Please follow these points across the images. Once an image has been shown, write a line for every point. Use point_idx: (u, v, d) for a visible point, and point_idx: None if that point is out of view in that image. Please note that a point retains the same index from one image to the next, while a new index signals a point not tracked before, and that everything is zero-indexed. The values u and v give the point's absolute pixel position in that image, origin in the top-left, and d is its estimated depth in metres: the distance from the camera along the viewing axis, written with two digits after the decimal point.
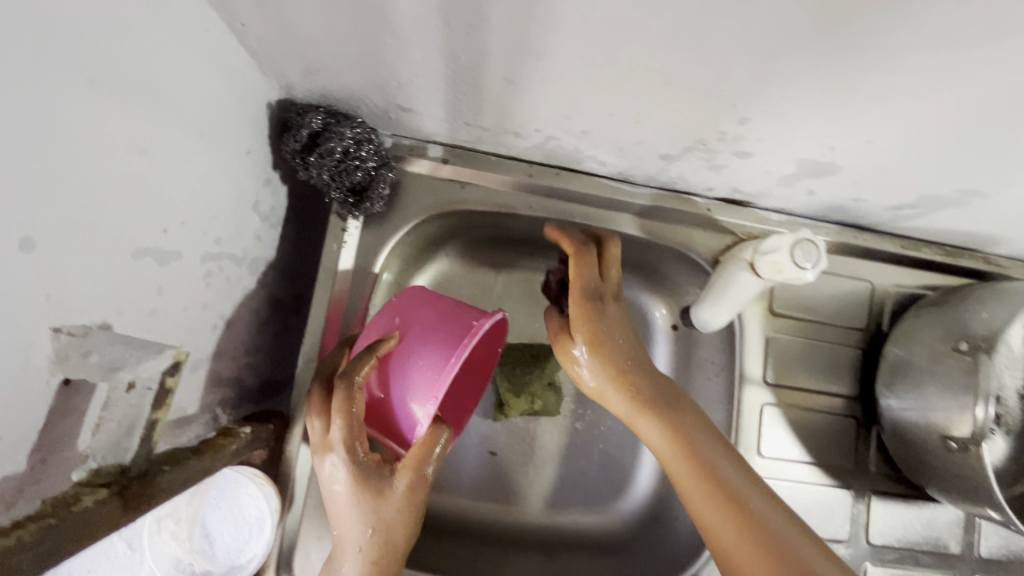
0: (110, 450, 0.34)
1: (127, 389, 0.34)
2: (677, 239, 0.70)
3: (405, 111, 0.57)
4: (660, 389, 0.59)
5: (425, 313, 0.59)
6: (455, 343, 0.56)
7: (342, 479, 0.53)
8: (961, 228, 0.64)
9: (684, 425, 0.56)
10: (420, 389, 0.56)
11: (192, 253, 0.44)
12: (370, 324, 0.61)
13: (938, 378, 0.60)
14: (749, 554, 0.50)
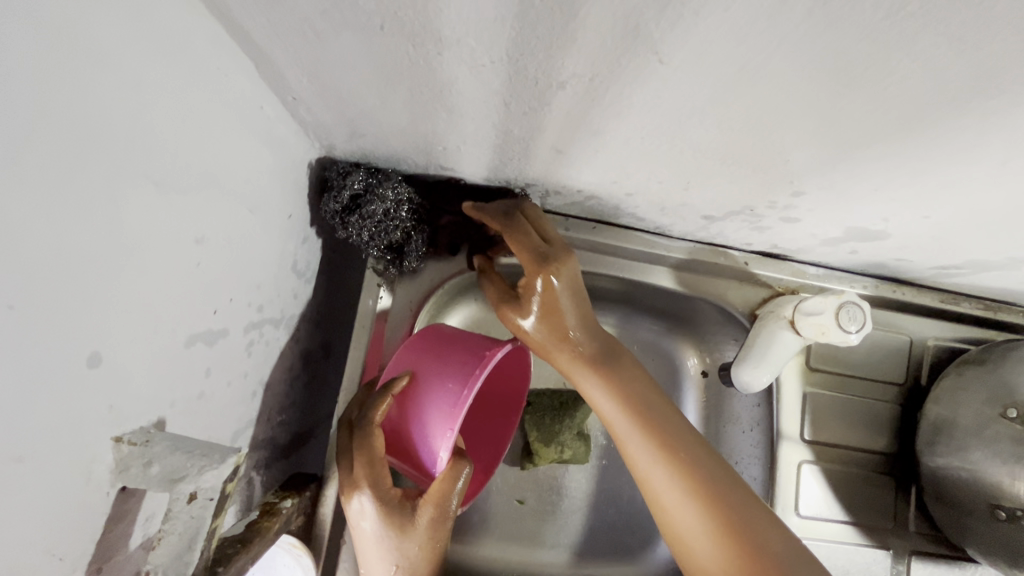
0: (171, 566, 0.29)
1: (188, 499, 0.30)
2: (713, 292, 0.69)
3: (446, 170, 0.56)
4: (637, 384, 0.57)
5: (436, 344, 0.56)
6: (464, 375, 0.53)
7: (367, 518, 0.51)
8: (1004, 286, 0.63)
9: (626, 384, 0.56)
10: (432, 425, 0.52)
11: (237, 328, 0.44)
12: (391, 360, 0.59)
13: (984, 444, 0.58)
14: (682, 509, 0.50)
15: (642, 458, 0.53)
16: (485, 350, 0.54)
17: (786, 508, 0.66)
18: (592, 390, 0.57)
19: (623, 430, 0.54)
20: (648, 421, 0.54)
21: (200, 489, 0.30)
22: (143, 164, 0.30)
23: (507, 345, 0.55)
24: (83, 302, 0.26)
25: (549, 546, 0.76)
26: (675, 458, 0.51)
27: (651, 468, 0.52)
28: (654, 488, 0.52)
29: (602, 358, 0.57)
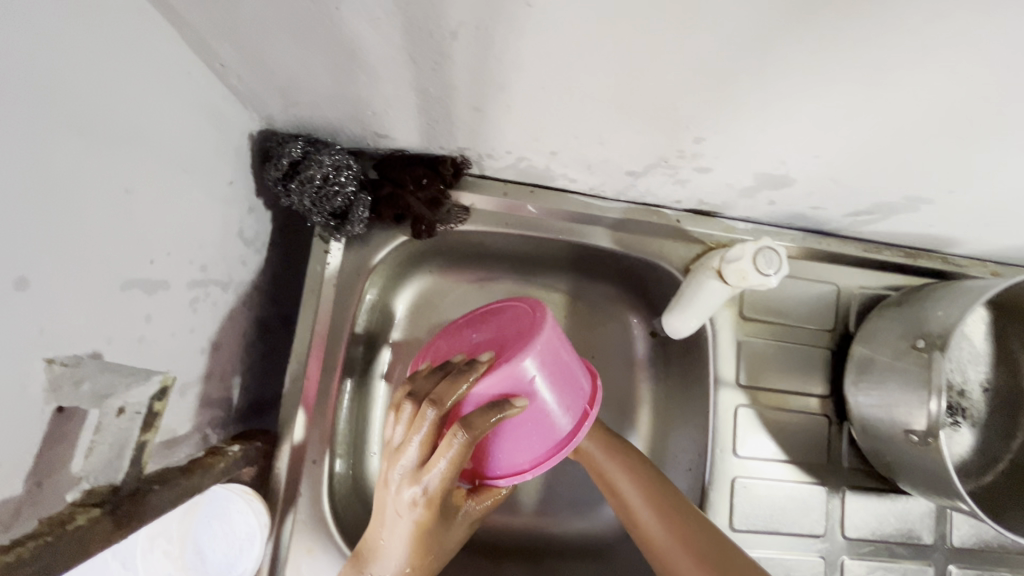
0: (102, 471, 0.36)
1: (117, 412, 0.37)
2: (651, 249, 0.73)
3: (382, 138, 0.59)
4: (643, 464, 0.64)
5: (558, 376, 0.49)
6: (566, 424, 0.50)
7: (416, 518, 0.46)
8: (915, 231, 0.68)
9: (619, 449, 0.65)
10: (517, 455, 0.50)
11: (178, 282, 0.47)
12: (504, 364, 0.47)
13: (898, 374, 0.63)
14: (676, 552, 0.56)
15: (657, 532, 0.58)
16: (585, 407, 0.52)
17: (724, 448, 0.70)
18: (608, 469, 0.64)
19: (639, 507, 0.60)
20: (660, 496, 0.60)
21: (127, 403, 0.38)
22: (65, 112, 0.33)
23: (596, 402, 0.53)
24: (11, 228, 0.29)
25: (511, 505, 0.78)
26: (686, 534, 0.57)
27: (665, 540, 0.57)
28: (668, 561, 0.56)
29: (616, 443, 0.66)
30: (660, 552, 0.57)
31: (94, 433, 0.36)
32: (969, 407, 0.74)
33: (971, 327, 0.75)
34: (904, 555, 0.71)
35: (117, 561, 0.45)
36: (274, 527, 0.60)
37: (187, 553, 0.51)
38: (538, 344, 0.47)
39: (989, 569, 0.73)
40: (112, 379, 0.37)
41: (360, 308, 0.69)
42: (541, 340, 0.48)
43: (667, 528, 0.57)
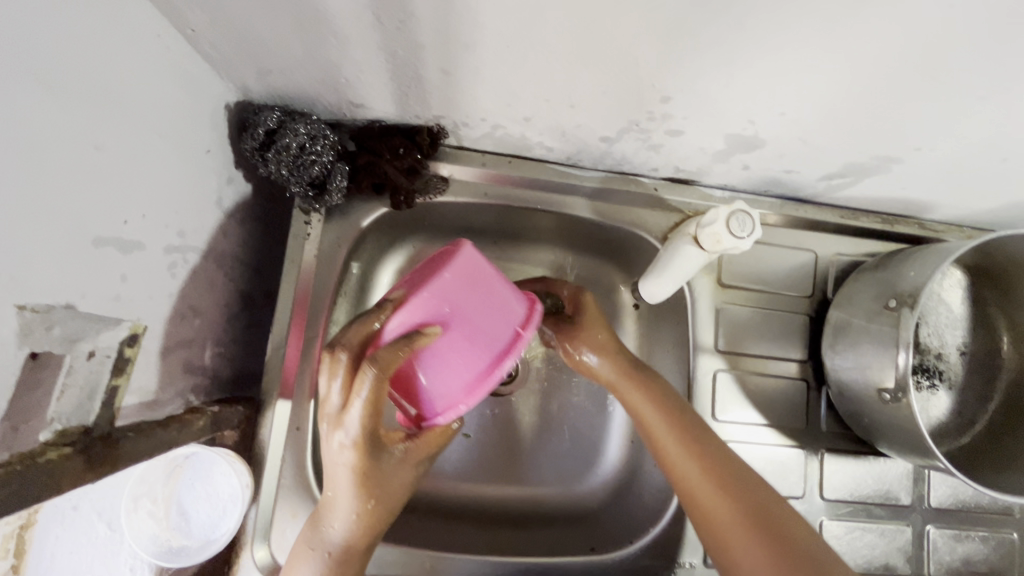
0: (75, 412, 0.38)
1: (87, 356, 0.39)
2: (629, 218, 0.74)
3: (359, 108, 0.59)
4: (668, 391, 0.65)
5: (474, 305, 0.55)
6: (494, 348, 0.57)
7: (349, 457, 0.53)
8: (889, 195, 0.69)
9: (675, 409, 0.63)
10: (448, 384, 0.56)
11: (154, 245, 0.48)
12: (414, 298, 0.54)
13: (872, 334, 0.64)
14: (734, 521, 0.55)
15: (677, 456, 0.60)
16: (517, 328, 0.58)
17: (703, 413, 0.71)
18: (632, 395, 0.65)
19: (659, 431, 0.62)
20: (682, 422, 0.62)
21: (98, 347, 0.41)
22: (30, 65, 0.33)
23: (535, 322, 0.59)
24: None
25: (497, 475, 0.79)
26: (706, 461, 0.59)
27: (685, 464, 0.59)
28: (686, 482, 0.59)
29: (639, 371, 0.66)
30: (677, 474, 0.60)
31: (67, 375, 0.37)
32: (946, 370, 0.75)
33: (949, 291, 0.76)
34: (882, 515, 0.72)
35: (103, 522, 0.50)
36: (258, 492, 0.62)
37: (171, 515, 0.54)
38: (446, 277, 0.54)
39: (965, 528, 0.74)
40: (81, 324, 0.38)
41: (342, 279, 0.70)
42: (451, 272, 0.54)
43: (688, 453, 0.60)
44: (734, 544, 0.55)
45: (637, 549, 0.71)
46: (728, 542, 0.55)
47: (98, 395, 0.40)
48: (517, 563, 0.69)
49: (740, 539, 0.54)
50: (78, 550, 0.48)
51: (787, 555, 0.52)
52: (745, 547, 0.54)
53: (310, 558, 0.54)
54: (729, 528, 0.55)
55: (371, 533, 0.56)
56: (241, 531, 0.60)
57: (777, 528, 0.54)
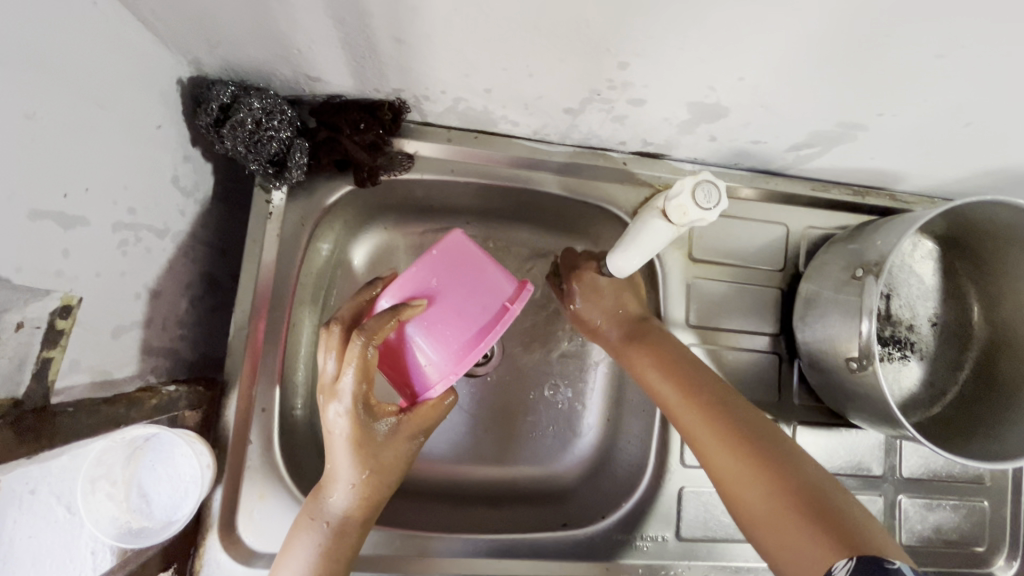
0: (4, 386, 0.37)
1: (16, 327, 0.38)
2: (598, 194, 0.73)
3: (316, 82, 0.58)
4: (672, 346, 0.66)
5: (460, 280, 0.56)
6: (480, 321, 0.55)
7: (343, 426, 0.54)
8: (857, 165, 0.69)
9: (687, 373, 0.63)
10: (435, 357, 0.55)
11: (100, 221, 0.47)
12: (404, 274, 0.57)
13: (840, 304, 0.64)
14: (748, 483, 0.54)
15: (679, 407, 0.61)
16: (505, 303, 0.56)
17: None
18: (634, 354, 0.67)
19: (659, 385, 0.63)
20: (683, 375, 0.63)
21: (26, 318, 0.39)
22: None
23: (525, 299, 0.56)
24: None
25: (472, 454, 0.79)
26: (708, 409, 0.59)
27: (685, 414, 0.60)
28: (696, 438, 0.59)
29: (641, 332, 0.68)
30: (681, 424, 0.61)
31: None
32: (918, 341, 0.75)
33: (920, 262, 0.76)
34: (854, 486, 0.73)
35: (62, 505, 0.50)
36: (224, 474, 0.61)
37: (132, 497, 0.53)
38: (434, 253, 0.56)
39: (937, 497, 0.75)
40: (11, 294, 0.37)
41: (308, 260, 0.69)
42: (438, 248, 0.56)
43: (689, 404, 0.60)
44: (737, 488, 0.55)
45: (609, 524, 0.70)
46: (730, 487, 0.55)
47: (29, 366, 0.39)
48: (489, 538, 0.68)
49: (743, 485, 0.54)
50: (38, 534, 0.47)
51: (791, 495, 0.52)
52: (750, 490, 0.54)
53: (310, 527, 0.56)
54: (732, 473, 0.55)
55: (370, 506, 0.57)
56: (208, 513, 0.59)
57: (780, 471, 0.53)
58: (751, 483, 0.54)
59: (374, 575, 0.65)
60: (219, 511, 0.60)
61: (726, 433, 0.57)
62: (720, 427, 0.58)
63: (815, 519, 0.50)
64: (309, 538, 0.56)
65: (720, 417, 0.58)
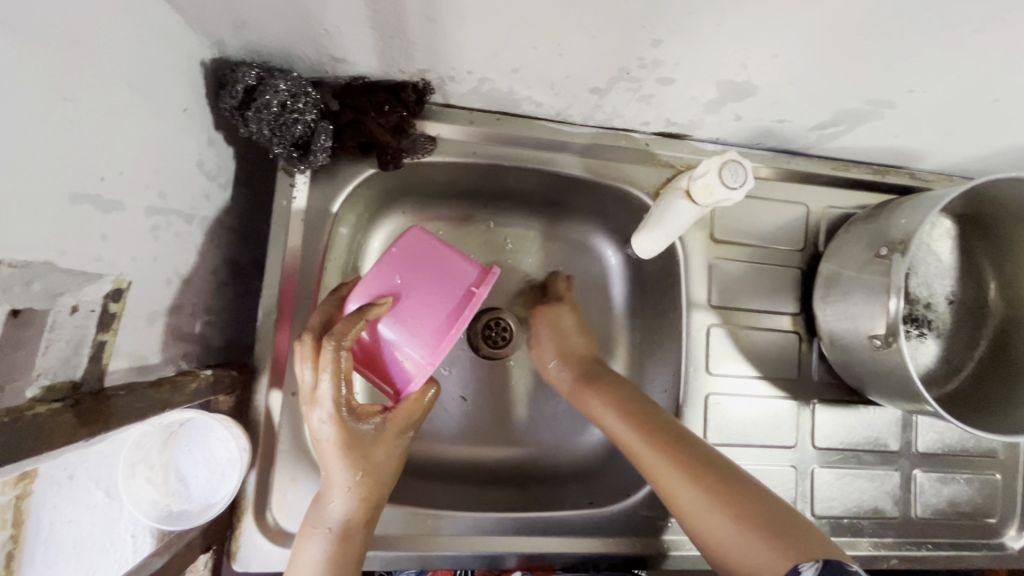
0: (61, 367, 0.39)
1: (71, 310, 0.39)
2: (619, 175, 0.72)
3: (340, 62, 0.57)
4: (624, 390, 0.68)
5: (422, 274, 0.60)
6: (449, 308, 0.58)
7: (329, 432, 0.54)
8: (880, 143, 0.69)
9: (637, 409, 0.65)
10: (410, 349, 0.58)
11: (134, 205, 0.46)
12: (367, 277, 0.60)
13: (864, 283, 0.64)
14: (706, 514, 0.56)
15: (636, 445, 0.62)
16: (470, 287, 0.60)
17: (697, 367, 0.72)
18: (591, 397, 0.69)
19: (617, 429, 0.65)
20: (638, 415, 0.64)
21: (82, 301, 0.40)
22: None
23: (489, 281, 0.60)
24: None
25: (496, 436, 0.80)
26: (666, 447, 0.61)
27: (643, 452, 0.62)
28: (655, 474, 0.60)
29: (598, 376, 0.71)
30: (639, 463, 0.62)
31: (53, 330, 0.38)
32: (935, 319, 0.76)
33: (938, 241, 0.76)
34: (872, 461, 0.74)
35: (101, 490, 0.50)
36: (258, 457, 0.61)
37: (169, 481, 0.54)
38: (393, 254, 0.60)
39: (951, 471, 0.76)
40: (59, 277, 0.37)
41: (332, 244, 0.69)
42: (397, 248, 0.61)
43: (645, 444, 0.62)
44: (703, 522, 0.56)
45: (633, 502, 0.71)
46: (694, 521, 0.57)
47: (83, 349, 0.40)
48: (517, 517, 0.69)
49: (707, 515, 0.56)
50: (76, 518, 0.47)
51: (753, 522, 0.53)
52: (717, 525, 0.55)
53: (314, 536, 0.56)
54: (696, 506, 0.57)
55: (370, 506, 0.57)
56: (243, 496, 0.60)
57: (740, 499, 0.56)
58: (716, 514, 0.55)
59: (405, 554, 0.66)
60: (252, 494, 0.60)
61: (683, 468, 0.59)
62: (678, 463, 0.59)
63: (778, 543, 0.51)
64: (312, 549, 0.55)
65: (679, 453, 0.60)
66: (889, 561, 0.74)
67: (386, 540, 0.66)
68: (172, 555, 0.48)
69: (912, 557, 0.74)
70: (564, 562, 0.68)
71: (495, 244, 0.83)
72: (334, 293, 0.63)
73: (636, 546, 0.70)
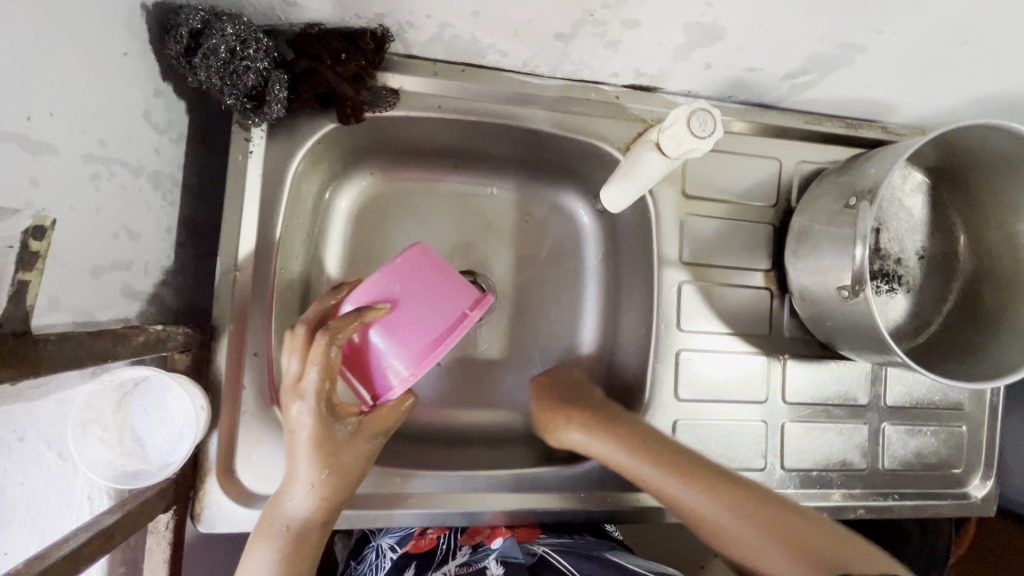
0: None
1: None
2: (589, 130, 0.70)
3: (291, 6, 0.54)
4: (653, 440, 0.66)
5: (422, 287, 0.61)
6: (443, 325, 0.60)
7: (305, 426, 0.54)
8: (852, 94, 0.68)
9: (647, 445, 0.65)
10: (399, 360, 0.59)
11: (70, 150, 0.44)
12: (368, 280, 0.60)
13: (833, 234, 0.64)
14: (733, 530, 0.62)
15: (686, 497, 0.63)
16: (465, 310, 0.61)
17: (668, 324, 0.72)
18: (603, 450, 0.66)
19: (638, 469, 0.64)
20: (654, 458, 0.64)
21: None
22: None
23: (484, 306, 0.62)
24: None
25: (469, 399, 0.79)
26: (696, 479, 0.63)
27: (690, 501, 0.62)
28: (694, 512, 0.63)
29: (619, 423, 0.67)
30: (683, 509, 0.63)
31: None
32: (905, 274, 0.76)
33: (910, 196, 0.76)
34: (841, 415, 0.75)
35: (54, 452, 0.50)
36: (221, 419, 0.60)
37: (125, 441, 0.52)
38: (399, 260, 0.61)
39: (918, 423, 0.77)
40: None
41: (294, 201, 0.66)
42: (403, 256, 0.61)
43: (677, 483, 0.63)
44: (726, 527, 0.62)
45: (606, 458, 0.71)
46: (729, 538, 0.62)
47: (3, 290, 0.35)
48: (488, 475, 0.68)
49: (778, 566, 0.59)
50: (29, 480, 0.49)
51: (773, 527, 0.60)
52: (759, 554, 0.60)
53: (269, 535, 0.54)
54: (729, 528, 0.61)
55: (331, 508, 0.56)
56: (205, 458, 0.59)
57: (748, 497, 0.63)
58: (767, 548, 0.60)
59: (375, 514, 0.65)
60: (215, 455, 0.59)
61: (711, 487, 0.63)
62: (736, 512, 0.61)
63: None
64: (267, 550, 0.54)
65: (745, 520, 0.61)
66: (856, 511, 0.75)
67: (355, 500, 0.65)
68: (126, 512, 0.46)
69: (878, 506, 0.76)
70: (536, 517, 0.69)
71: (467, 204, 0.81)
72: (332, 290, 0.63)
73: (609, 501, 0.70)
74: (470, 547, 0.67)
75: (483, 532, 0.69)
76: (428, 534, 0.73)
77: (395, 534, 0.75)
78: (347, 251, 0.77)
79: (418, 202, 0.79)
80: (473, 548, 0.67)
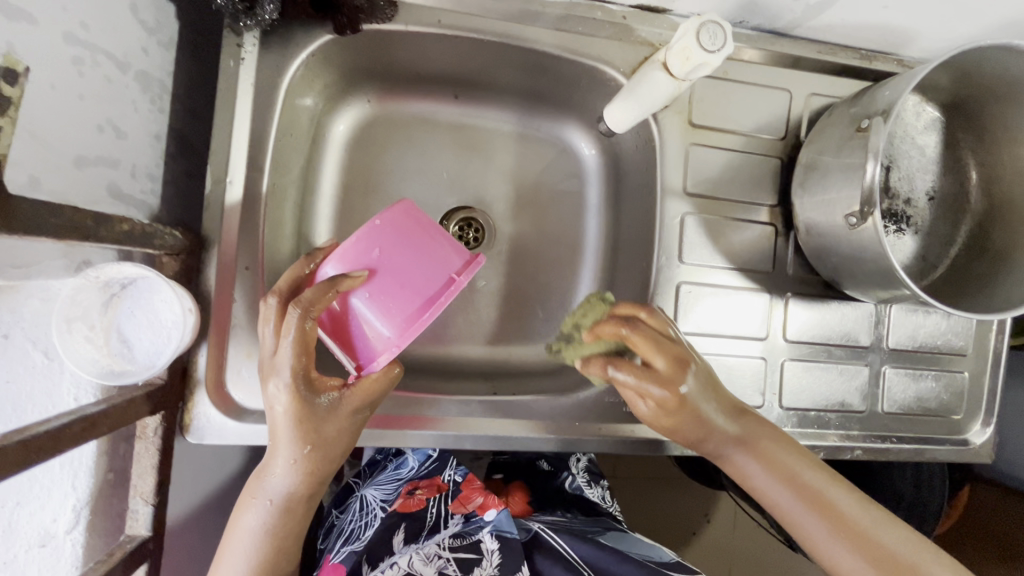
0: None
1: None
2: (594, 52, 0.67)
3: None
4: (759, 431, 0.62)
5: (403, 251, 0.58)
6: (426, 291, 0.58)
7: (282, 401, 0.54)
8: (869, 18, 0.65)
9: (757, 440, 0.61)
10: (381, 327, 0.57)
11: (49, 25, 0.43)
12: (345, 244, 0.58)
13: (842, 162, 0.62)
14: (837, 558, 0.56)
15: (783, 502, 0.59)
16: (451, 274, 0.58)
17: (670, 256, 0.70)
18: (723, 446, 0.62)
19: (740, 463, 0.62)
20: (764, 451, 0.61)
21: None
22: None
23: (472, 268, 0.58)
24: None
25: (464, 335, 0.78)
26: (791, 483, 0.59)
27: (792, 510, 0.59)
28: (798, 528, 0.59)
29: (737, 424, 0.62)
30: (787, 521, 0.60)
31: None
32: (915, 214, 0.73)
33: (923, 133, 0.73)
34: (841, 356, 0.74)
35: (40, 351, 0.49)
36: (210, 331, 0.59)
37: (112, 342, 0.53)
38: (377, 223, 0.58)
39: (919, 366, 0.76)
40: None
41: (288, 117, 0.64)
42: (382, 219, 0.58)
43: (784, 496, 0.59)
44: (831, 555, 0.57)
45: (600, 390, 0.70)
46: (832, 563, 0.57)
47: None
48: (482, 399, 0.68)
49: None
50: (15, 379, 0.47)
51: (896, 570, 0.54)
52: None
53: (254, 507, 0.56)
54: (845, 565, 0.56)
55: (314, 480, 0.57)
56: (194, 369, 0.58)
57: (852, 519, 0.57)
58: None
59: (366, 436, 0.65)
60: (202, 367, 0.58)
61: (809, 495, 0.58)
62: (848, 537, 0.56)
63: None
64: (254, 519, 0.56)
65: (874, 549, 0.55)
66: (852, 451, 0.75)
67: None
68: (110, 405, 0.45)
69: (874, 448, 0.76)
70: (529, 445, 0.68)
71: (466, 139, 0.79)
72: (309, 256, 0.60)
73: (604, 431, 0.69)
74: (462, 516, 0.68)
75: (475, 501, 0.69)
76: (418, 495, 0.73)
77: (384, 491, 0.76)
78: (342, 179, 0.75)
79: (418, 133, 0.77)
80: (465, 518, 0.67)
